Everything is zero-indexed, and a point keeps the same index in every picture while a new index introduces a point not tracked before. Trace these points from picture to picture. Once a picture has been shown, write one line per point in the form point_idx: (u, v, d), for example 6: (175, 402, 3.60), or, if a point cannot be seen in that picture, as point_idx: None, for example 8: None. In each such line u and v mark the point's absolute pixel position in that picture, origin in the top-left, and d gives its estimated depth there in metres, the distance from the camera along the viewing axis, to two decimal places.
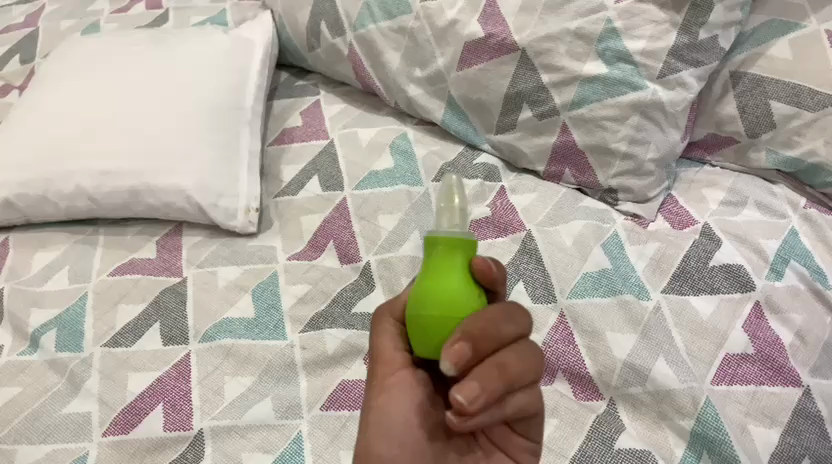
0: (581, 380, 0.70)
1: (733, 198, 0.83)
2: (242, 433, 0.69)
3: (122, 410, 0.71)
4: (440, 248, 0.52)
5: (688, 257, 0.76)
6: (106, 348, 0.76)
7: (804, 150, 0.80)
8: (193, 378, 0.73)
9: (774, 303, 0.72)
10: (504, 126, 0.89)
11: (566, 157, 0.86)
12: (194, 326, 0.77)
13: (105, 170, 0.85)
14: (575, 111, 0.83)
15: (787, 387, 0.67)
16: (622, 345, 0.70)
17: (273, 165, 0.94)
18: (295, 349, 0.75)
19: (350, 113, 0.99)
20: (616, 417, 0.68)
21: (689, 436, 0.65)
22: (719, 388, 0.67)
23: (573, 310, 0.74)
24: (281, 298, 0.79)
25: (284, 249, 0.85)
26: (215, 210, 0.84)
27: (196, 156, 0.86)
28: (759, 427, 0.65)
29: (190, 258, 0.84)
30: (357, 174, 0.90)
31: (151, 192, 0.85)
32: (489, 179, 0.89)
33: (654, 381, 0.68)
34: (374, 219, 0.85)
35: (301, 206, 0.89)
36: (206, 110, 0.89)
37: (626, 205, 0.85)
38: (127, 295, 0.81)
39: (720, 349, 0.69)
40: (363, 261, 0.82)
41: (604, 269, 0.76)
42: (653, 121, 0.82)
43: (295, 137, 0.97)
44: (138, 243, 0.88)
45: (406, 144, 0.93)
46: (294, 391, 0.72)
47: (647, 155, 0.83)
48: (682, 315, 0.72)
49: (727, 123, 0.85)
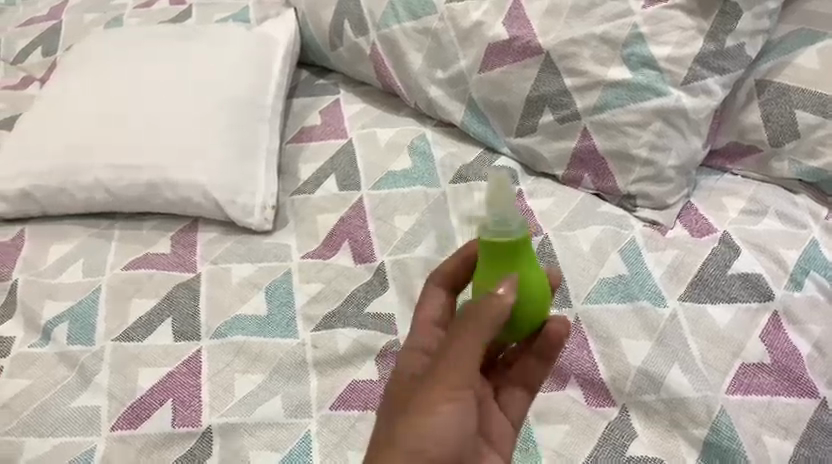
0: (593, 387, 0.69)
1: (754, 208, 0.81)
2: (251, 431, 0.69)
3: (131, 405, 0.72)
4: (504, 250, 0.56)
5: (707, 265, 0.75)
6: (117, 342, 0.76)
7: (829, 161, 0.79)
8: (204, 374, 0.73)
9: (792, 315, 0.71)
10: (524, 129, 0.88)
11: (586, 161, 0.85)
12: (206, 323, 0.77)
13: (124, 163, 0.86)
14: (597, 116, 0.83)
15: (803, 398, 0.66)
16: (637, 351, 0.70)
17: (291, 163, 0.94)
18: (306, 347, 0.75)
19: (371, 113, 0.98)
20: (629, 424, 0.67)
21: (702, 446, 0.65)
22: (734, 397, 0.66)
23: (588, 314, 0.73)
24: (295, 297, 0.79)
25: (299, 248, 0.84)
26: (232, 206, 0.85)
27: (215, 152, 0.86)
28: (774, 438, 0.64)
29: (204, 254, 0.84)
30: (374, 174, 0.90)
31: (169, 187, 0.85)
32: (507, 182, 0.88)
33: (669, 389, 0.67)
34: (390, 220, 0.85)
35: (317, 204, 0.88)
36: (227, 107, 0.89)
37: (645, 212, 0.83)
38: (141, 289, 0.81)
39: (736, 358, 0.68)
40: (378, 261, 0.82)
41: (620, 274, 0.75)
42: (675, 127, 0.81)
43: (314, 136, 0.97)
44: (154, 238, 0.87)
45: (424, 145, 0.92)
46: (304, 390, 0.72)
47: (668, 162, 0.82)
48: (699, 324, 0.71)
49: (750, 132, 0.83)
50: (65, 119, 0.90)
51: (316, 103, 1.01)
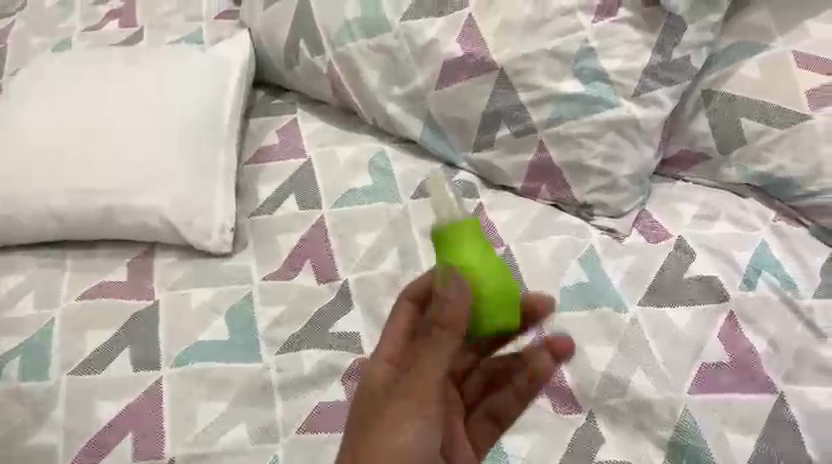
0: (561, 393, 0.70)
1: (705, 212, 0.83)
2: (215, 459, 0.69)
3: (91, 439, 0.70)
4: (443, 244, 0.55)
5: (664, 270, 0.77)
6: (73, 375, 0.74)
7: (773, 166, 0.82)
8: (166, 403, 0.72)
9: (746, 314, 0.73)
10: (481, 144, 0.89)
11: (542, 173, 0.87)
12: (166, 350, 0.76)
13: (78, 189, 0.84)
14: (552, 129, 0.85)
15: (761, 394, 0.68)
16: (601, 357, 0.71)
17: (248, 182, 0.93)
18: (271, 371, 0.74)
19: (329, 132, 0.98)
20: (596, 429, 0.68)
21: (667, 447, 0.66)
22: (696, 397, 0.68)
23: (552, 323, 0.74)
24: (258, 320, 0.78)
25: (261, 269, 0.83)
26: (189, 230, 0.83)
27: (173, 176, 0.85)
28: (736, 434, 0.66)
29: (162, 280, 0.82)
30: (334, 192, 0.89)
31: (125, 212, 0.83)
32: (467, 195, 0.89)
33: (633, 392, 0.68)
34: (352, 237, 0.85)
35: (276, 225, 0.87)
36: (183, 129, 0.88)
37: (602, 220, 0.85)
38: (97, 319, 0.78)
39: (696, 359, 0.70)
40: (341, 280, 0.81)
41: (581, 282, 0.77)
42: (627, 136, 0.84)
43: (271, 155, 0.96)
44: (109, 265, 0.84)
45: (383, 163, 0.92)
46: (270, 414, 0.71)
47: (622, 171, 0.84)
48: (659, 328, 0.72)
49: (699, 139, 0.86)
50: (14, 145, 0.87)
51: (273, 123, 1.00)
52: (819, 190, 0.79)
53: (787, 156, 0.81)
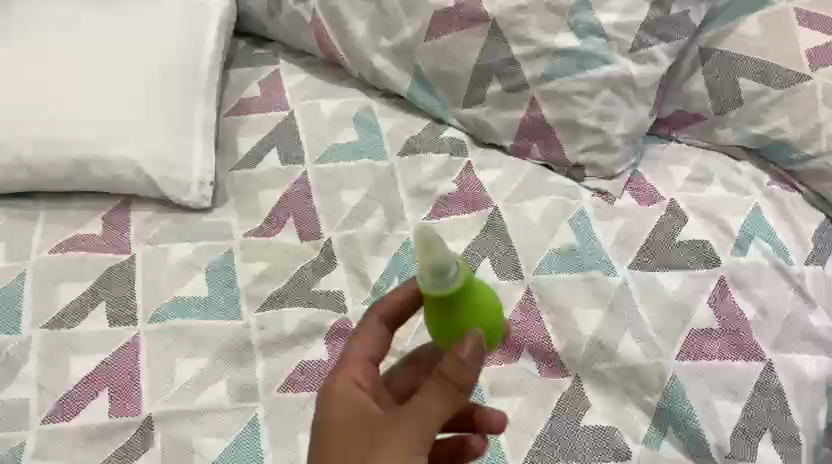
0: (547, 357, 0.69)
1: (699, 175, 0.81)
2: (194, 417, 0.66)
3: (64, 395, 0.67)
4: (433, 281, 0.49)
5: (655, 233, 0.75)
6: (45, 329, 0.71)
7: (771, 127, 0.80)
8: (143, 360, 0.69)
9: (738, 279, 0.72)
10: (472, 100, 0.86)
11: (534, 131, 0.84)
12: (143, 306, 0.73)
13: (49, 138, 0.80)
14: (546, 85, 0.82)
15: (750, 361, 0.67)
16: (589, 321, 0.69)
17: (229, 135, 0.89)
18: (252, 329, 0.72)
19: (314, 85, 0.94)
20: (582, 393, 0.66)
21: (654, 412, 0.65)
22: (685, 363, 0.67)
23: (540, 285, 0.72)
24: (238, 277, 0.76)
25: (241, 225, 0.81)
26: (167, 183, 0.80)
27: (150, 128, 0.81)
28: (724, 401, 0.65)
29: (139, 233, 0.80)
30: (317, 148, 0.86)
31: (99, 164, 0.79)
32: (456, 153, 0.86)
33: (622, 357, 0.67)
34: (336, 194, 0.82)
35: (258, 180, 0.84)
36: (162, 80, 0.84)
37: (593, 181, 0.83)
38: (71, 273, 0.75)
39: (687, 325, 0.69)
40: (325, 238, 0.79)
41: (571, 245, 0.75)
42: (623, 96, 0.81)
43: (253, 107, 0.92)
44: (83, 218, 0.81)
45: (370, 118, 0.89)
46: (250, 373, 0.69)
47: (615, 130, 0.81)
48: (649, 293, 0.71)
49: (695, 100, 0.83)
50: None
51: (256, 74, 0.96)
52: (815, 155, 0.78)
53: (785, 117, 0.79)
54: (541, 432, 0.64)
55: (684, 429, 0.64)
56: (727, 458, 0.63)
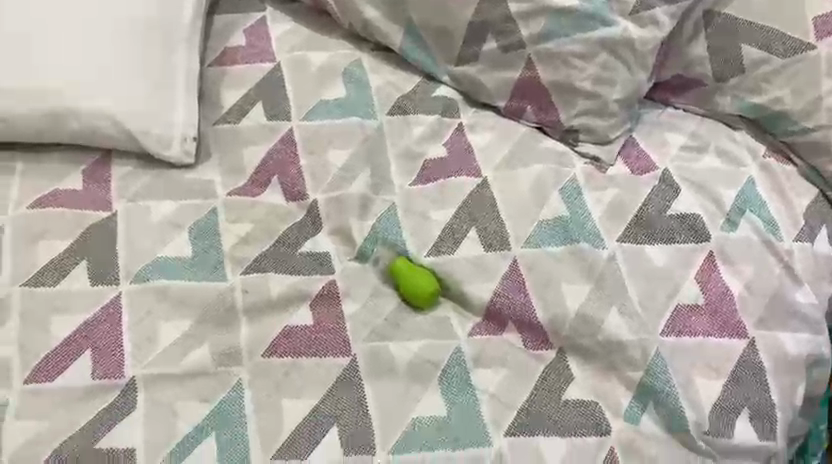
0: (532, 329, 0.69)
1: (695, 144, 0.80)
2: (178, 381, 0.66)
3: (45, 356, 0.67)
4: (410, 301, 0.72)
5: (647, 205, 0.74)
6: (26, 287, 0.70)
7: (770, 98, 0.78)
8: (125, 320, 0.69)
9: (725, 254, 0.71)
10: (466, 57, 0.83)
11: (527, 93, 0.82)
12: (125, 265, 0.72)
13: (21, 89, 0.76)
14: (542, 46, 0.79)
15: (733, 338, 0.68)
16: (576, 295, 0.69)
17: (212, 86, 0.86)
18: (236, 292, 0.71)
19: (301, 34, 0.90)
20: (565, 366, 0.67)
21: (637, 388, 0.65)
22: (669, 338, 0.67)
23: (528, 257, 0.71)
24: (223, 238, 0.75)
25: (224, 183, 0.79)
26: (147, 139, 0.77)
27: (126, 78, 0.77)
28: (705, 378, 0.66)
29: (120, 189, 0.78)
30: (305, 104, 0.84)
31: (78, 117, 0.76)
32: (447, 113, 0.84)
33: (606, 332, 0.67)
34: (323, 154, 0.80)
35: (243, 135, 0.82)
36: (137, 26, 0.80)
37: (586, 147, 0.81)
38: (50, 230, 0.74)
39: (673, 299, 0.69)
40: (310, 199, 0.77)
41: (560, 215, 0.74)
42: (622, 59, 0.78)
43: (237, 57, 0.88)
44: (62, 172, 0.79)
45: (360, 73, 0.86)
46: (233, 338, 0.69)
47: (611, 96, 0.79)
48: (637, 266, 0.70)
49: (695, 65, 0.80)
50: None
51: (241, 20, 0.92)
52: (815, 128, 0.76)
53: (786, 88, 0.77)
54: (523, 405, 0.64)
55: (664, 405, 0.64)
56: (706, 434, 0.63)
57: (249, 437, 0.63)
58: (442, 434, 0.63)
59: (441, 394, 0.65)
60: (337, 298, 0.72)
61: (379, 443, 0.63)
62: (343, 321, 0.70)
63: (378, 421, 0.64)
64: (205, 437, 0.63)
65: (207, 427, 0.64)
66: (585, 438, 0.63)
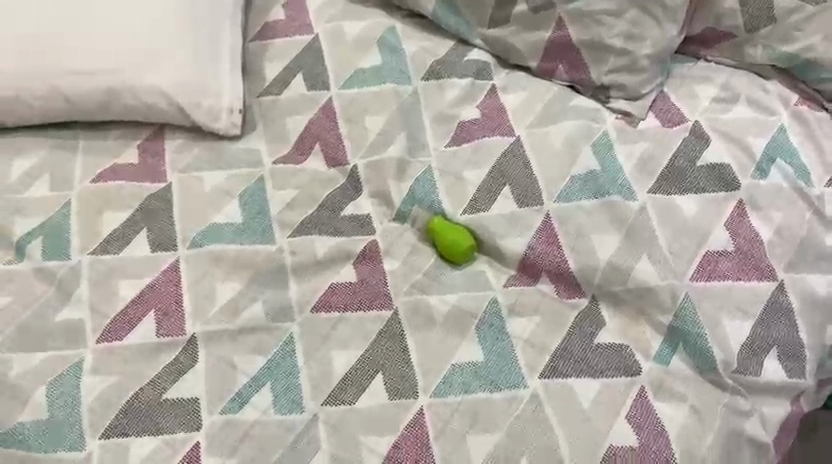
0: (564, 279, 0.72)
1: (724, 95, 0.80)
2: (234, 337, 0.71)
3: (114, 318, 0.72)
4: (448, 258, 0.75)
5: (677, 156, 0.76)
6: (94, 255, 0.75)
7: (802, 46, 0.78)
8: (184, 282, 0.74)
9: (755, 201, 0.73)
10: (498, 20, 0.86)
11: (559, 52, 0.84)
12: (181, 232, 0.77)
13: (81, 69, 0.81)
14: (572, 5, 0.81)
15: (761, 282, 0.70)
16: (606, 245, 0.72)
17: (255, 60, 0.90)
18: (285, 253, 0.76)
19: (336, 5, 0.93)
20: (597, 312, 0.71)
21: (666, 330, 0.69)
22: (698, 284, 0.70)
23: (561, 211, 0.74)
24: (270, 203, 0.79)
25: (270, 152, 0.83)
26: (197, 111, 0.82)
27: (176, 54, 0.82)
28: (734, 320, 0.69)
29: (173, 162, 0.83)
30: (343, 73, 0.87)
31: (134, 92, 0.82)
32: (480, 77, 0.86)
33: (636, 279, 0.70)
34: (361, 120, 0.84)
35: (285, 106, 0.86)
36: (183, 3, 0.84)
37: (618, 103, 0.82)
38: (112, 202, 0.79)
39: (702, 247, 0.71)
40: (350, 164, 0.82)
41: (591, 171, 0.76)
42: (652, 14, 0.80)
43: (277, 31, 0.93)
44: (120, 147, 0.84)
45: (394, 41, 0.89)
46: (284, 295, 0.74)
47: (641, 51, 0.80)
48: (667, 216, 0.73)
49: (726, 17, 0.81)
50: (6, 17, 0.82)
51: None
52: None
53: (818, 35, 0.77)
54: (556, 350, 0.68)
55: (693, 346, 0.68)
56: (733, 373, 0.67)
57: (302, 386, 0.68)
58: (480, 378, 0.67)
59: (478, 342, 0.69)
60: (378, 256, 0.76)
61: (421, 388, 0.67)
62: (385, 277, 0.74)
63: (420, 367, 0.69)
64: (262, 386, 0.68)
65: (262, 377, 0.69)
66: (616, 378, 0.67)
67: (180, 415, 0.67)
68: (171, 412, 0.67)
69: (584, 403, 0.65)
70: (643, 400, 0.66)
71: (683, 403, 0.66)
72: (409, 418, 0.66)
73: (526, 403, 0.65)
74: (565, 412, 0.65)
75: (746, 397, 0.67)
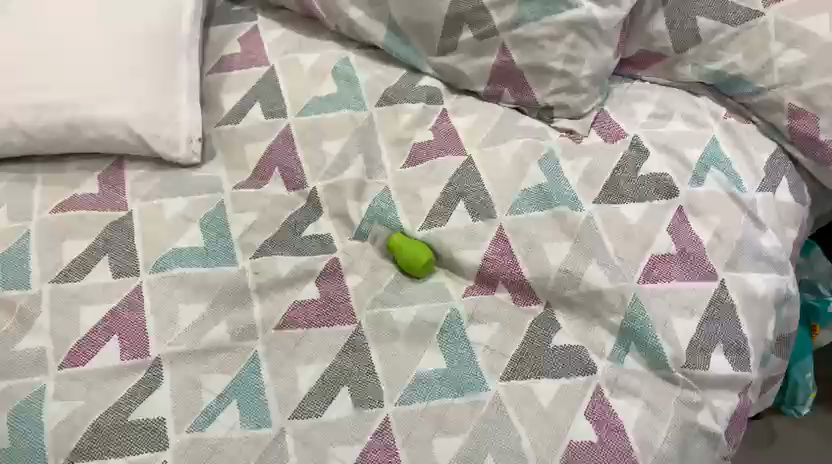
0: (520, 287, 0.76)
1: (661, 112, 0.86)
2: (200, 357, 0.72)
3: (76, 344, 0.72)
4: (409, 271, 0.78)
5: (619, 168, 0.81)
6: (55, 283, 0.75)
7: (726, 64, 0.84)
8: (147, 307, 0.74)
9: (694, 207, 0.78)
10: (445, 48, 0.90)
11: (505, 77, 0.88)
12: (143, 258, 0.78)
13: (39, 102, 0.82)
14: (514, 31, 0.85)
15: (705, 281, 0.74)
16: (558, 253, 0.76)
17: (213, 92, 0.93)
18: (247, 274, 0.77)
19: (291, 40, 0.97)
20: (552, 318, 0.74)
21: (619, 331, 0.72)
22: (646, 286, 0.73)
23: (513, 223, 0.78)
24: (231, 227, 0.81)
25: (230, 178, 0.85)
26: (156, 141, 0.84)
27: (134, 87, 0.84)
28: (681, 319, 0.72)
29: (134, 191, 0.84)
30: (299, 101, 0.90)
31: (92, 125, 0.83)
32: (432, 101, 0.90)
33: (587, 284, 0.74)
34: (318, 145, 0.86)
35: (244, 133, 0.88)
36: (141, 37, 0.86)
37: (561, 122, 0.88)
38: (73, 231, 0.79)
39: (646, 251, 0.75)
40: (309, 188, 0.84)
41: (540, 184, 0.80)
42: (588, 38, 0.84)
43: (233, 64, 0.95)
44: (80, 179, 0.85)
45: (348, 70, 0.93)
46: (248, 315, 0.75)
47: (581, 72, 0.85)
48: (613, 224, 0.77)
49: (656, 40, 0.87)
50: None
51: (235, 31, 0.99)
52: (767, 88, 0.83)
53: (739, 53, 0.83)
54: (515, 353, 0.71)
55: (645, 344, 0.71)
56: (684, 367, 0.71)
57: (269, 401, 0.69)
58: (444, 384, 0.70)
59: (441, 349, 0.72)
60: (340, 273, 0.78)
61: (386, 397, 0.69)
62: (348, 293, 0.76)
63: (384, 376, 0.70)
64: (228, 404, 0.69)
65: (228, 396, 0.69)
66: (575, 378, 0.70)
67: (146, 437, 0.67)
68: (137, 434, 0.67)
69: (546, 402, 0.68)
70: (600, 396, 0.69)
71: (637, 399, 0.69)
72: (376, 426, 0.67)
73: (489, 404, 0.68)
74: (527, 410, 0.68)
75: (696, 390, 0.71)
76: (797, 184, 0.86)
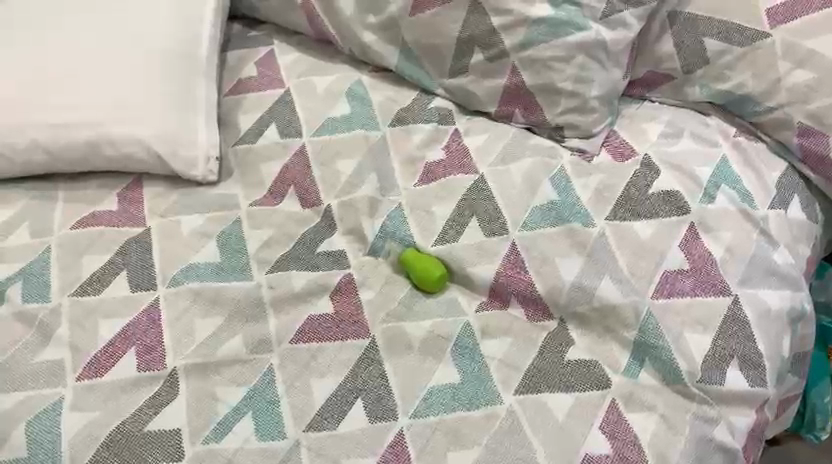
0: (533, 302, 0.77)
1: (671, 130, 0.87)
2: (215, 370, 0.72)
3: (94, 356, 0.73)
4: (421, 282, 0.78)
5: (630, 185, 0.81)
6: (73, 297, 0.77)
7: (734, 83, 0.85)
8: (164, 320, 0.75)
9: (706, 223, 0.78)
10: (457, 70, 0.91)
11: (516, 98, 0.89)
12: (160, 273, 0.79)
13: (60, 122, 0.84)
14: (524, 53, 0.86)
15: (718, 296, 0.74)
16: (571, 268, 0.76)
17: (230, 113, 0.95)
18: (262, 288, 0.78)
19: (307, 62, 0.99)
20: (565, 332, 0.75)
21: (632, 346, 0.73)
22: (659, 301, 0.74)
23: (525, 239, 0.79)
24: (247, 243, 0.82)
25: (246, 195, 0.87)
26: (174, 160, 0.85)
27: (152, 107, 0.86)
28: (694, 334, 0.72)
29: (152, 207, 0.85)
30: (314, 122, 0.92)
31: (111, 144, 0.85)
32: (444, 122, 0.92)
33: (600, 298, 0.74)
34: (332, 164, 0.88)
35: (261, 153, 0.90)
36: (158, 60, 0.88)
37: (573, 141, 0.88)
38: (92, 245, 0.81)
39: (659, 267, 0.75)
40: (323, 204, 0.85)
41: (551, 202, 0.81)
42: (597, 60, 0.85)
43: (250, 87, 0.97)
44: (99, 196, 0.87)
45: (361, 91, 0.95)
46: (263, 328, 0.76)
47: (591, 92, 0.86)
48: (625, 240, 0.77)
49: (665, 61, 0.88)
50: None
51: (253, 54, 1.02)
52: (776, 107, 0.84)
53: (748, 73, 0.84)
54: (529, 367, 0.72)
55: (659, 359, 0.72)
56: (699, 382, 0.70)
57: (283, 414, 0.70)
58: (459, 397, 0.70)
59: (454, 362, 0.73)
60: (353, 289, 0.79)
61: (400, 411, 0.69)
62: (361, 309, 0.77)
63: (399, 389, 0.71)
64: (244, 414, 0.70)
65: (243, 408, 0.70)
66: (589, 392, 0.70)
67: (162, 446, 0.68)
68: (152, 445, 0.68)
69: (559, 414, 0.69)
70: (615, 409, 0.69)
71: (652, 412, 0.69)
72: (391, 438, 0.68)
73: (503, 418, 0.69)
74: (541, 423, 0.68)
75: (713, 406, 0.70)
76: (808, 202, 0.87)
